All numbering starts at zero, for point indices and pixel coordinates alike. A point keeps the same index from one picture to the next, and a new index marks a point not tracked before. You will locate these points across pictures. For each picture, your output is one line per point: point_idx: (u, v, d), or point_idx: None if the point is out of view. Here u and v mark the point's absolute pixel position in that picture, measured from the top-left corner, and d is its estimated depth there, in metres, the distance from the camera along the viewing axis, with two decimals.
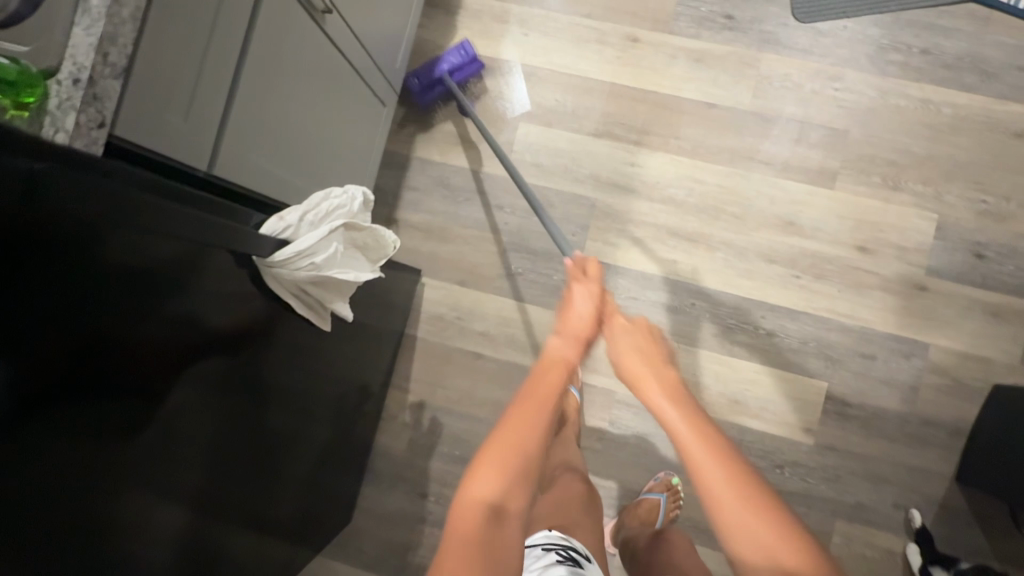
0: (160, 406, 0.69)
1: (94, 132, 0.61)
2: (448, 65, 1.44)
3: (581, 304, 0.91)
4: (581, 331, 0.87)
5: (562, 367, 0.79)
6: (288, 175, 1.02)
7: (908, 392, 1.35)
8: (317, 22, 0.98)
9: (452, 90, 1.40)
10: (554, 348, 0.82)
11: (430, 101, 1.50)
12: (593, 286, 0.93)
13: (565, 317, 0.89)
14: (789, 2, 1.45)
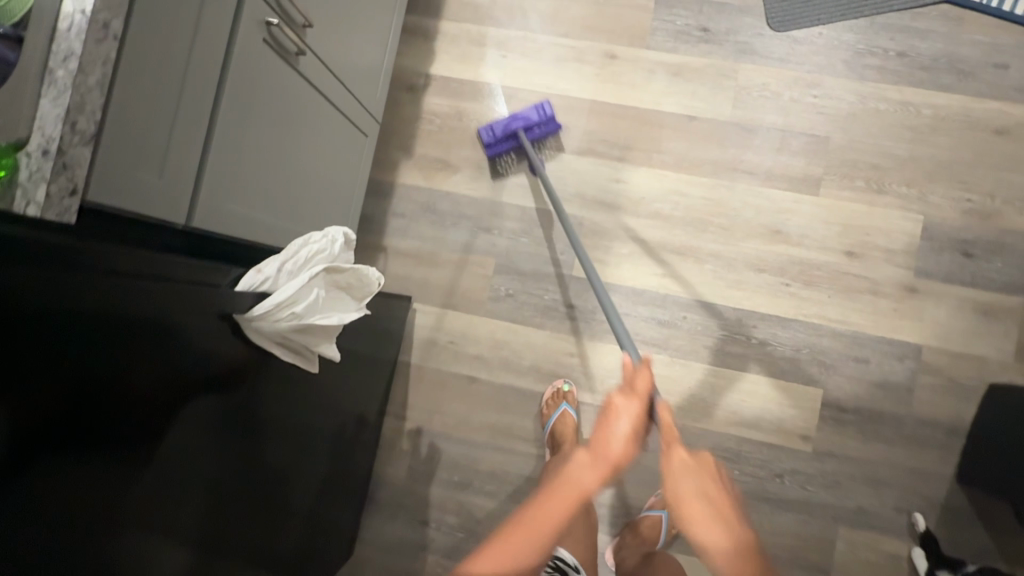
0: (160, 444, 0.67)
1: (66, 201, 0.61)
2: (525, 122, 1.43)
3: (627, 423, 0.86)
4: (617, 454, 0.83)
5: (580, 490, 0.79)
6: (270, 217, 1.02)
7: (904, 395, 1.35)
8: (291, 66, 0.99)
9: (525, 144, 1.39)
10: (579, 473, 0.81)
11: (500, 153, 1.48)
12: (639, 397, 0.89)
13: (603, 435, 0.85)
14: (763, 13, 1.46)
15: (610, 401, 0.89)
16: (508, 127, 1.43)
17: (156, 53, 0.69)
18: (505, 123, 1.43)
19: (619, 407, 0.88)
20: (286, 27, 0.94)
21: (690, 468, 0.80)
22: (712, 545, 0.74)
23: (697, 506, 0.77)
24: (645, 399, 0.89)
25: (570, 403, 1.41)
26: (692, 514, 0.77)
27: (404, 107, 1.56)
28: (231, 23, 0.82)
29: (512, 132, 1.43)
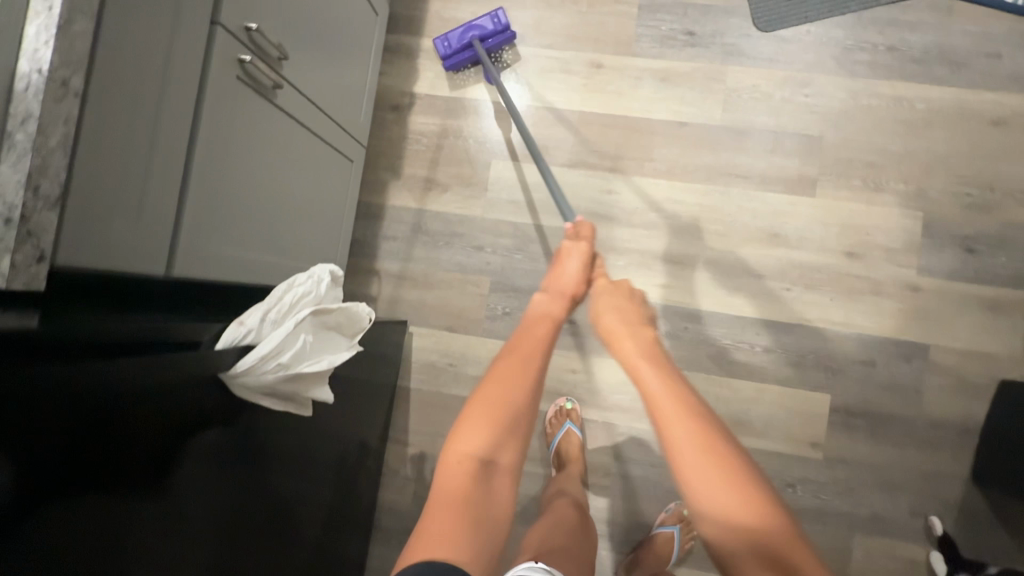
0: (167, 485, 0.65)
1: (33, 268, 0.58)
2: (479, 31, 1.42)
3: (572, 263, 0.97)
4: (569, 290, 0.94)
5: (546, 323, 0.88)
6: (253, 255, 0.99)
7: (914, 395, 1.32)
8: (269, 99, 0.96)
9: (479, 52, 1.37)
10: (541, 305, 0.92)
11: (459, 65, 1.48)
12: (579, 240, 1.00)
13: (555, 274, 0.97)
14: (748, 13, 1.43)
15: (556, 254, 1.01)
16: (462, 36, 1.42)
17: (122, 102, 0.66)
18: (459, 32, 1.42)
19: (564, 254, 1.00)
20: (261, 60, 0.91)
21: (614, 292, 0.92)
22: (644, 368, 0.78)
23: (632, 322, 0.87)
24: (590, 243, 1.00)
25: (574, 421, 1.38)
26: (627, 329, 0.85)
27: (390, 127, 1.53)
28: (202, 62, 0.79)
29: (467, 41, 1.41)
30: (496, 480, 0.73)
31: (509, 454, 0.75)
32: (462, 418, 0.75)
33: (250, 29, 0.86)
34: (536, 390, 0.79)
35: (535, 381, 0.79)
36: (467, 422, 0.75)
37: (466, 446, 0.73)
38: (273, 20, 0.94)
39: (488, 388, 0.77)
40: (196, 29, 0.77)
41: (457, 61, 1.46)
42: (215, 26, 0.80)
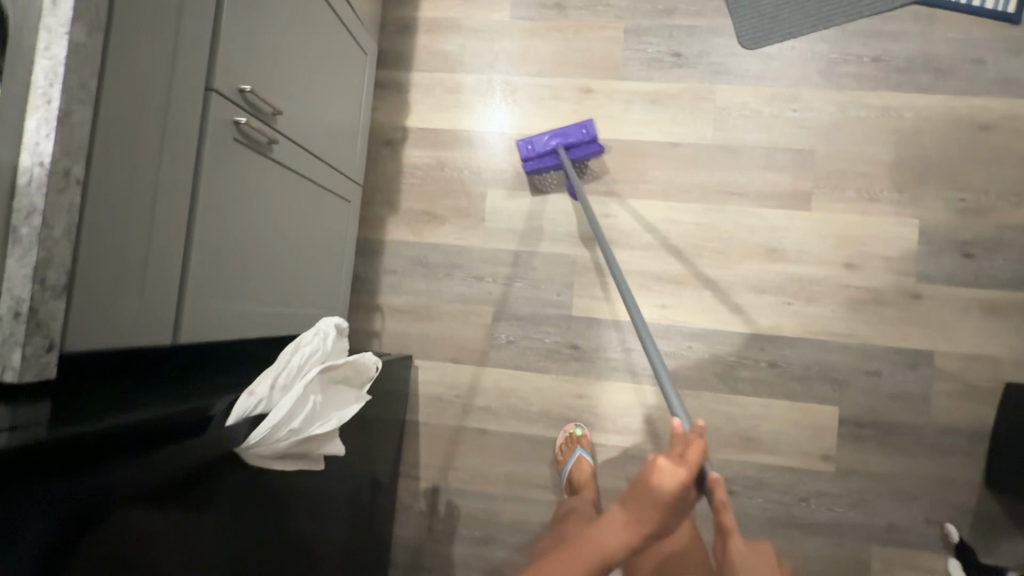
0: (182, 552, 0.64)
1: (44, 357, 0.59)
2: (568, 140, 1.39)
3: (669, 487, 0.69)
4: (651, 518, 0.69)
5: (592, 555, 0.69)
6: (258, 308, 0.99)
7: (922, 402, 1.33)
8: (266, 155, 0.97)
9: (565, 163, 1.35)
10: (608, 533, 0.70)
11: (538, 169, 1.44)
12: (690, 465, 0.70)
13: (638, 489, 0.70)
14: (733, 31, 1.44)
15: (648, 462, 0.71)
16: (550, 143, 1.39)
17: (123, 180, 0.67)
18: (548, 138, 1.39)
19: (655, 470, 0.70)
20: (255, 120, 0.92)
21: (741, 558, 0.77)
22: None
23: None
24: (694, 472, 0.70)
25: (584, 447, 1.37)
26: None
27: (384, 163, 1.54)
28: (199, 130, 0.80)
29: (551, 148, 1.39)
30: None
31: None
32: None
33: (244, 91, 0.87)
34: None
35: None
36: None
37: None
38: (265, 78, 0.95)
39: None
40: (192, 98, 0.78)
41: (539, 167, 1.43)
42: (210, 93, 0.81)
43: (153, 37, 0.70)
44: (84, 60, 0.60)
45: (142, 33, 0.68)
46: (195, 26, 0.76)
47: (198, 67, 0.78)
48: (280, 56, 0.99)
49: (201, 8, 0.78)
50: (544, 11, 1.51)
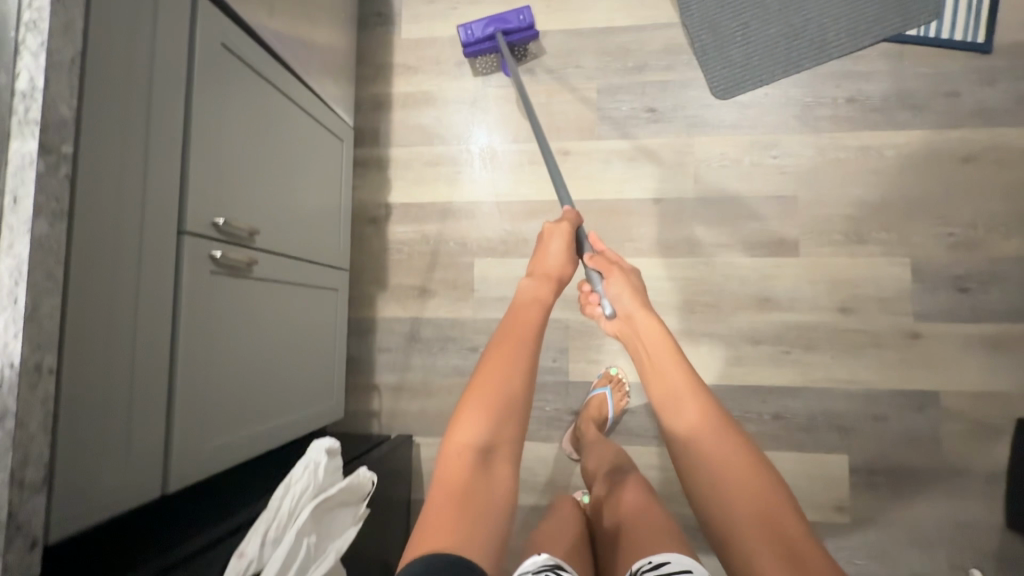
0: None
1: (28, 557, 0.58)
2: (506, 26, 1.41)
3: (556, 242, 0.94)
4: (555, 271, 0.92)
5: (538, 313, 0.88)
6: (249, 429, 0.99)
7: (933, 445, 1.30)
8: (245, 275, 0.96)
9: (500, 44, 1.37)
10: (527, 289, 0.90)
11: (478, 53, 1.48)
12: (572, 217, 0.98)
13: (540, 256, 0.94)
14: (706, 82, 1.44)
15: (540, 233, 0.97)
16: (487, 30, 1.40)
17: (97, 353, 0.67)
18: (485, 24, 1.41)
19: (549, 233, 0.95)
20: (231, 246, 0.92)
21: (623, 283, 0.92)
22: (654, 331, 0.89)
23: (640, 323, 0.90)
24: (570, 222, 0.96)
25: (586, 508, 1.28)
26: (637, 313, 0.91)
27: (370, 241, 1.54)
28: (174, 275, 0.80)
29: (488, 33, 1.41)
30: (495, 469, 0.75)
31: (502, 439, 0.77)
32: (463, 408, 0.78)
33: (218, 224, 0.87)
34: (527, 387, 0.82)
35: (528, 369, 0.82)
36: (464, 414, 0.77)
37: (461, 436, 0.76)
38: (240, 202, 0.94)
39: (481, 379, 0.80)
40: (165, 247, 0.77)
41: (476, 51, 1.46)
42: (183, 235, 0.81)
43: (120, 203, 0.70)
44: (49, 251, 0.60)
45: (108, 204, 0.68)
46: (161, 178, 0.77)
47: (168, 218, 0.78)
48: (253, 175, 0.99)
49: (167, 158, 0.78)
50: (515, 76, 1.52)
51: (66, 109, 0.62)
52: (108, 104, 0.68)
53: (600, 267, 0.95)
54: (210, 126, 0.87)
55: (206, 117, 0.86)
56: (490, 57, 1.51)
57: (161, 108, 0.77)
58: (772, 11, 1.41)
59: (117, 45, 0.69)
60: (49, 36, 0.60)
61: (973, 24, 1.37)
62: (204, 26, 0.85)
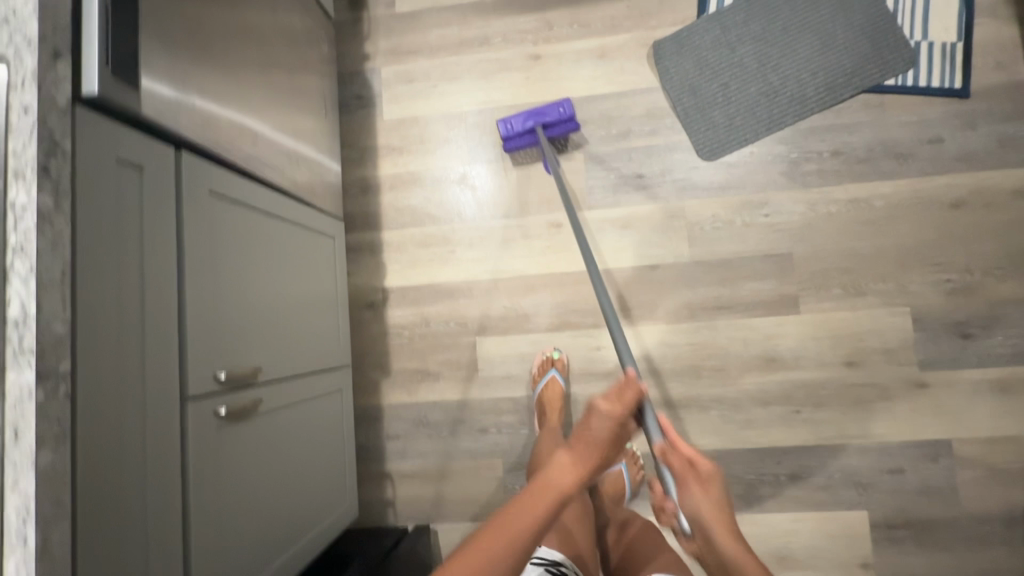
0: None
1: None
2: (545, 119, 1.41)
3: (604, 427, 0.86)
4: (593, 446, 0.87)
5: (551, 498, 0.84)
6: (270, 566, 0.98)
7: (950, 493, 1.31)
8: (253, 416, 0.95)
9: (542, 142, 1.37)
10: (553, 473, 0.86)
11: (518, 147, 1.48)
12: (625, 397, 0.88)
13: (580, 434, 0.87)
14: (690, 144, 1.44)
15: (587, 409, 0.88)
16: (527, 123, 1.41)
17: (110, 559, 0.66)
18: (524, 119, 1.42)
19: (596, 414, 0.86)
20: (236, 393, 0.91)
21: (701, 492, 0.85)
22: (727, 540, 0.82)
23: (710, 539, 0.83)
24: (627, 410, 0.87)
25: (559, 368, 1.41)
26: (711, 515, 0.84)
27: (369, 327, 1.53)
28: (181, 446, 0.79)
29: (527, 127, 1.42)
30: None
31: None
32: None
33: (221, 378, 0.86)
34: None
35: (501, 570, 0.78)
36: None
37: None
38: (241, 344, 0.93)
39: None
40: (168, 422, 0.76)
41: (515, 143, 1.46)
42: (186, 402, 0.80)
43: (120, 397, 0.69)
44: (55, 478, 0.59)
45: (109, 404, 0.67)
46: (160, 354, 0.75)
47: (170, 391, 0.77)
48: (250, 310, 0.97)
49: (164, 331, 0.76)
50: (501, 152, 1.52)
51: (61, 325, 0.61)
52: (101, 301, 0.67)
53: (677, 469, 0.86)
54: (204, 281, 0.85)
55: (199, 271, 0.84)
56: (530, 151, 1.50)
57: (153, 282, 0.75)
58: (750, 71, 1.42)
59: (107, 237, 0.68)
60: (36, 259, 0.59)
61: (948, 70, 1.38)
62: (191, 181, 0.84)
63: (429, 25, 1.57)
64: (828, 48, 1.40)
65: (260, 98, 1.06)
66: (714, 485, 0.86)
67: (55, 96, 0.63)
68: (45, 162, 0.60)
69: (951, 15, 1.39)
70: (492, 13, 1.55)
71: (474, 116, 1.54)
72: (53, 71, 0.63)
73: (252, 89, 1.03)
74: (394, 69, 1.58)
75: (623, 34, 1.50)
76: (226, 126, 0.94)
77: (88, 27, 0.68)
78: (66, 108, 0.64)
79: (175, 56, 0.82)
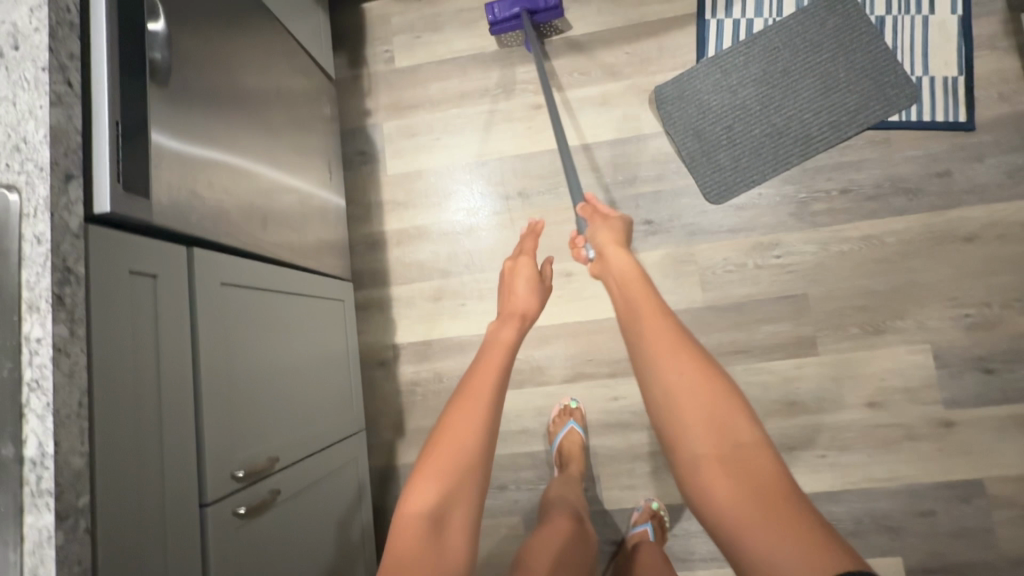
0: None
1: None
2: (532, 5, 1.41)
3: (524, 279, 1.01)
4: (518, 308, 0.97)
5: (499, 353, 0.89)
6: None
7: (985, 536, 1.27)
8: (272, 506, 0.92)
9: (527, 27, 1.38)
10: (492, 333, 0.93)
11: (503, 32, 1.48)
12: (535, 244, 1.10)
13: (508, 299, 1.00)
14: (697, 187, 1.44)
15: (504, 274, 1.04)
16: (513, 9, 1.41)
17: None
18: (511, 3, 1.41)
19: (515, 272, 1.03)
20: (254, 488, 0.88)
21: (611, 232, 0.96)
22: (630, 268, 0.89)
23: (608, 256, 0.93)
24: (528, 256, 1.06)
25: (578, 420, 1.38)
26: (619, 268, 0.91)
27: (381, 385, 1.51)
28: (201, 556, 0.76)
29: (514, 11, 1.41)
30: (450, 533, 0.77)
31: (456, 501, 0.78)
32: (416, 472, 0.79)
33: (239, 476, 0.83)
34: (489, 430, 0.82)
35: (470, 450, 0.79)
36: (417, 480, 0.78)
37: (413, 506, 0.76)
38: (259, 434, 0.91)
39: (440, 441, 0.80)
40: (187, 536, 0.74)
41: (499, 27, 1.46)
42: (205, 508, 0.77)
43: (140, 518, 0.66)
44: None
45: (129, 528, 0.65)
46: (179, 464, 0.73)
47: (189, 501, 0.74)
48: (267, 396, 0.95)
49: (182, 438, 0.74)
50: (507, 202, 1.51)
51: (79, 457, 0.59)
52: (118, 422, 0.65)
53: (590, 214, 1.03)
54: (219, 377, 0.83)
55: (214, 367, 0.82)
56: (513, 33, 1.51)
57: (169, 390, 0.73)
58: (752, 112, 1.41)
59: (123, 354, 0.67)
60: (53, 395, 0.57)
61: (952, 104, 1.38)
62: (204, 276, 0.82)
63: (430, 77, 1.58)
64: (830, 89, 1.40)
65: (270, 168, 1.05)
66: (620, 221, 0.99)
67: (68, 220, 0.62)
68: (59, 292, 0.59)
69: (951, 49, 1.39)
70: (492, 63, 1.56)
71: (478, 167, 1.53)
72: (65, 195, 0.62)
73: (262, 161, 1.03)
74: (396, 122, 1.58)
75: (623, 79, 1.50)
76: (235, 209, 0.92)
77: (99, 144, 0.68)
78: (79, 231, 0.63)
79: (185, 141, 0.81)
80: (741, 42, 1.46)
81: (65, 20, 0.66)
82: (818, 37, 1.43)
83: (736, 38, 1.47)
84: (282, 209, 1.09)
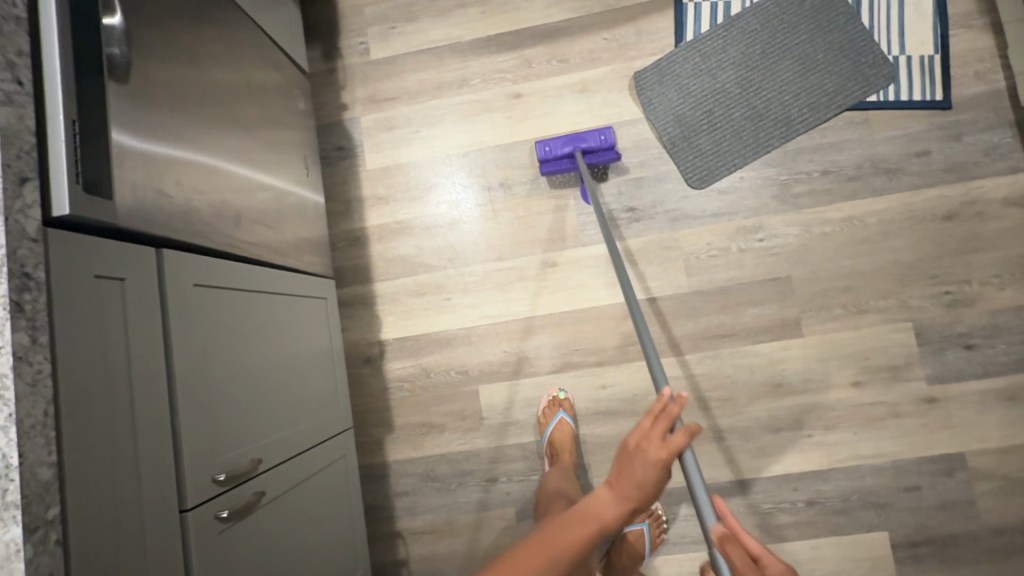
0: None
1: None
2: (585, 145, 1.38)
3: (646, 472, 0.59)
4: (638, 499, 0.60)
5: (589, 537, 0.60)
6: None
7: (969, 508, 1.30)
8: (256, 509, 0.91)
9: (583, 166, 1.33)
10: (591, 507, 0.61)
11: (555, 171, 1.44)
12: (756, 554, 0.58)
13: (623, 475, 0.61)
14: (679, 174, 1.43)
15: (627, 441, 0.61)
16: (565, 149, 1.38)
17: None
18: (563, 143, 1.39)
19: (632, 455, 0.60)
20: (237, 490, 0.87)
21: None
22: None
23: None
24: (673, 451, 0.59)
25: (568, 410, 1.39)
26: None
27: (368, 382, 1.50)
28: (183, 561, 0.75)
29: (567, 152, 1.39)
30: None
31: None
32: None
33: (221, 479, 0.82)
34: None
35: None
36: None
37: None
38: (240, 436, 0.89)
39: None
40: (167, 541, 0.72)
41: (552, 169, 1.43)
42: (185, 514, 0.76)
43: (113, 528, 0.65)
44: None
45: (104, 538, 0.63)
46: (155, 470, 0.72)
47: (168, 508, 0.73)
48: (248, 397, 0.94)
49: (157, 445, 0.73)
50: (489, 193, 1.50)
51: (46, 469, 0.58)
52: (88, 432, 0.63)
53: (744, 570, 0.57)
54: (195, 380, 0.81)
55: (190, 370, 0.80)
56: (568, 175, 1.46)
57: (142, 395, 0.71)
58: (733, 97, 1.41)
59: (90, 362, 0.64)
60: (15, 406, 0.55)
61: (928, 82, 1.38)
62: (175, 277, 0.80)
63: (406, 70, 1.55)
64: (810, 70, 1.40)
65: (242, 165, 1.03)
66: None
67: (24, 224, 0.60)
68: (17, 298, 0.57)
69: (927, 27, 1.39)
70: (470, 53, 1.53)
71: (459, 159, 1.51)
72: (20, 198, 0.60)
73: (233, 159, 1.00)
74: (374, 117, 1.56)
75: (603, 66, 1.49)
76: (204, 209, 0.89)
77: (55, 142, 0.65)
78: (36, 235, 0.61)
79: (148, 140, 0.79)
80: (720, 25, 1.45)
81: (12, 14, 0.63)
82: (796, 19, 1.42)
83: (713, 21, 1.46)
84: (258, 206, 1.07)
